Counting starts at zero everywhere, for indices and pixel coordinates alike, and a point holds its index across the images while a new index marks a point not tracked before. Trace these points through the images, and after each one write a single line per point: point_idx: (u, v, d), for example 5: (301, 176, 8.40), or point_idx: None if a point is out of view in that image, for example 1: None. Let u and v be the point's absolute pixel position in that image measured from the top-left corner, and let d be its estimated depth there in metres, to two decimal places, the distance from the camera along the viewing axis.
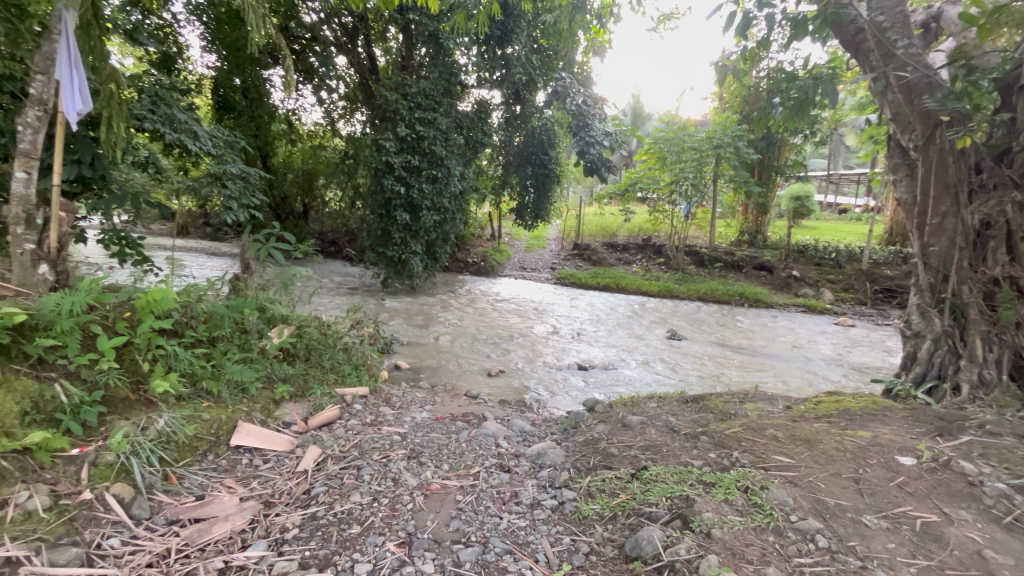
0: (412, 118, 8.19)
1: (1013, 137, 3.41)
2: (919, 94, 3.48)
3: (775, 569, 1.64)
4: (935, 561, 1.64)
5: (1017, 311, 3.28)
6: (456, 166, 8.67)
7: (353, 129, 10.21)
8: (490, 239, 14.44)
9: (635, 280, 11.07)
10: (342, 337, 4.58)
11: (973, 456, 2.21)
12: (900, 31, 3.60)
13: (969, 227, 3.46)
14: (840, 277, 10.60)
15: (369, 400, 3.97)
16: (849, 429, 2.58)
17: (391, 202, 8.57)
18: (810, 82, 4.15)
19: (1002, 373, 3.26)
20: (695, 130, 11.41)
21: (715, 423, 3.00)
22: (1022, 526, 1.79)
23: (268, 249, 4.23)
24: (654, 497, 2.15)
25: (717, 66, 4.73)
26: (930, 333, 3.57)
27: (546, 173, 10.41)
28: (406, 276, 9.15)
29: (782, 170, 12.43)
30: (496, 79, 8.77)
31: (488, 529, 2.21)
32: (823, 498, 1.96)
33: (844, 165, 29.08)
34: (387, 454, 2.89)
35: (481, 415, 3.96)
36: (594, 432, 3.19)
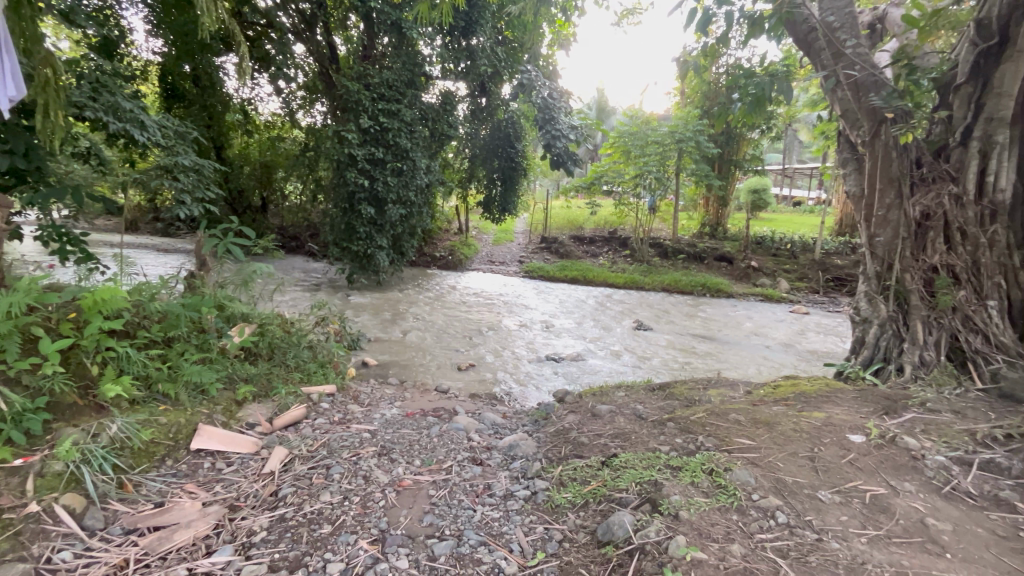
0: (375, 109, 8.02)
1: (950, 133, 3.65)
2: (865, 91, 3.73)
3: (738, 546, 1.71)
4: (882, 531, 1.75)
5: (954, 296, 3.44)
6: (421, 158, 8.50)
7: (313, 120, 9.88)
8: (457, 233, 14.34)
9: (602, 272, 11.24)
10: (307, 335, 4.46)
11: (915, 431, 2.37)
12: (849, 31, 3.80)
13: (911, 218, 3.67)
14: (795, 267, 11.09)
15: (336, 398, 3.89)
16: (805, 411, 2.72)
17: (355, 196, 8.37)
18: (766, 79, 4.25)
19: (940, 354, 3.40)
20: (658, 124, 11.67)
21: (681, 410, 3.10)
22: (958, 494, 1.94)
23: (226, 245, 4.05)
24: (624, 483, 2.20)
25: (679, 61, 4.84)
26: (876, 318, 3.77)
27: (513, 166, 10.41)
28: (371, 270, 8.99)
29: (740, 164, 12.86)
30: (461, 71, 8.64)
31: (462, 521, 2.21)
32: (783, 477, 2.06)
33: (797, 159, 30.31)
34: (357, 451, 2.84)
35: (452, 409, 3.95)
36: (564, 422, 3.24)
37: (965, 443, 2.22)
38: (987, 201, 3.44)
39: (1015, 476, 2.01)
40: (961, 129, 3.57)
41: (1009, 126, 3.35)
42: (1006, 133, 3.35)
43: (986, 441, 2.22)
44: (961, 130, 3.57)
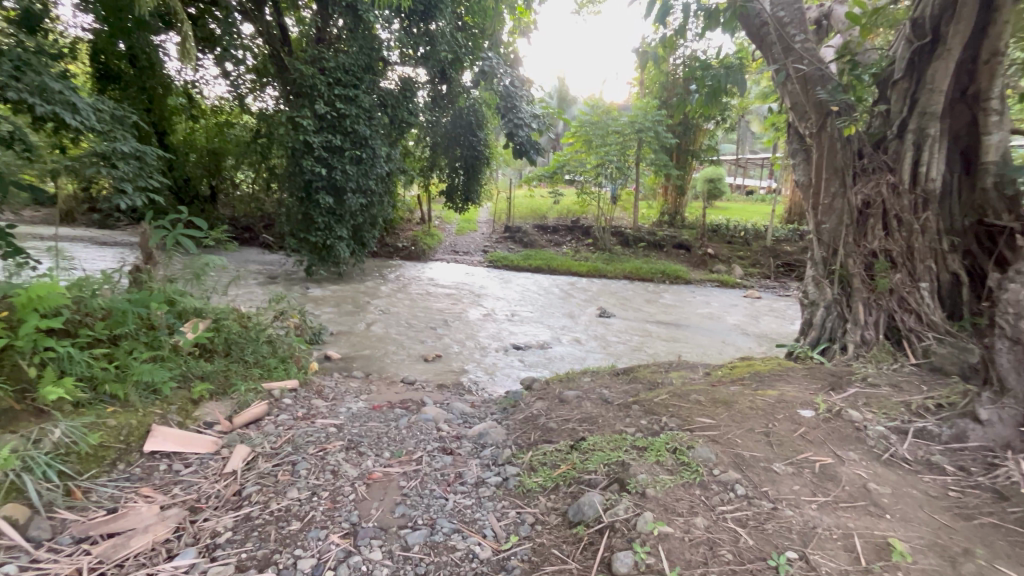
0: (331, 94, 7.77)
1: (888, 126, 3.90)
2: (813, 86, 3.93)
3: (701, 519, 1.80)
4: (831, 497, 1.88)
5: (890, 279, 3.69)
6: (381, 147, 8.27)
7: (264, 105, 9.31)
8: (420, 223, 14.12)
9: (566, 260, 11.38)
10: (266, 329, 4.30)
11: (858, 404, 2.54)
12: (798, 27, 3.98)
13: (853, 206, 3.89)
14: (748, 253, 11.59)
15: (299, 393, 3.79)
16: (759, 389, 2.87)
17: (312, 185, 8.10)
18: (722, 71, 4.40)
19: (879, 333, 3.64)
20: (618, 114, 11.85)
21: (644, 392, 3.22)
22: (896, 460, 2.11)
23: (174, 237, 3.83)
24: (592, 465, 2.27)
25: (638, 52, 4.92)
26: (823, 300, 3.98)
27: (475, 155, 10.32)
28: (331, 262, 8.78)
29: (697, 154, 13.23)
30: (420, 56, 8.40)
31: (434, 511, 2.22)
32: (741, 452, 2.17)
33: (750, 150, 31.57)
34: (324, 446, 2.79)
35: (420, 400, 3.93)
36: (533, 409, 3.29)
37: (901, 413, 2.40)
38: (920, 190, 3.69)
39: (946, 442, 2.18)
40: (897, 123, 3.81)
41: (939, 120, 3.60)
42: (937, 126, 3.60)
43: (920, 411, 2.40)
44: (898, 123, 3.82)
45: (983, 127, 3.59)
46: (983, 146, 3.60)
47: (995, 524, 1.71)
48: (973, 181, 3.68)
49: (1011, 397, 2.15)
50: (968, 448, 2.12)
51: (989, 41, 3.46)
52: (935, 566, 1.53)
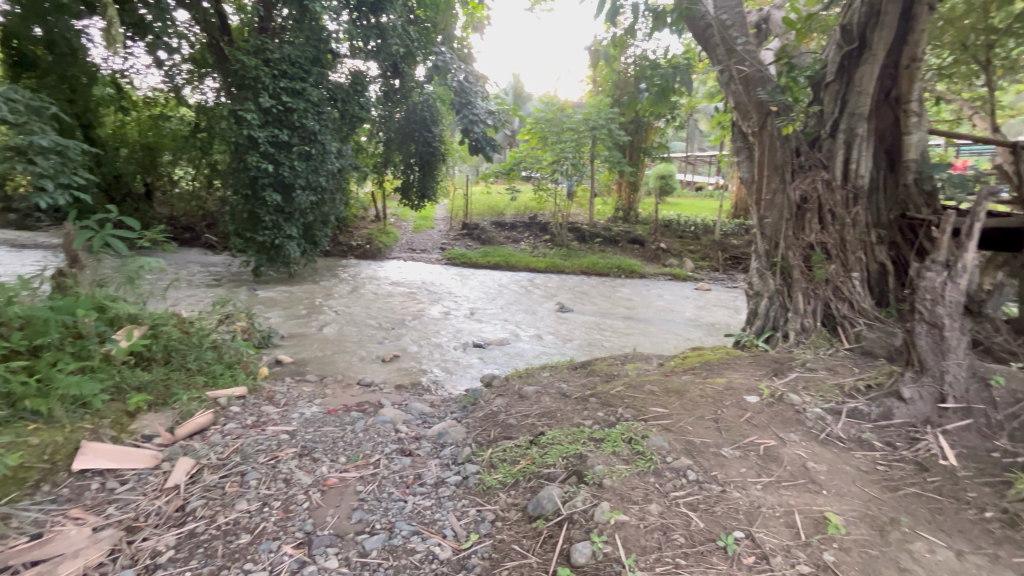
0: (276, 87, 7.41)
1: (822, 126, 4.13)
2: (754, 86, 4.12)
3: (655, 505, 1.86)
4: (774, 477, 1.97)
5: (826, 270, 3.91)
6: (332, 142, 8.01)
7: (203, 97, 8.96)
8: (375, 221, 13.78)
9: (524, 257, 11.45)
10: (210, 334, 4.09)
11: (798, 388, 2.68)
12: (739, 30, 4.17)
13: (792, 201, 4.08)
14: (698, 247, 12.04)
15: (248, 400, 3.62)
16: (709, 378, 2.99)
17: (258, 181, 7.72)
18: (670, 71, 4.54)
19: (817, 321, 3.85)
20: (572, 111, 12.03)
21: (601, 385, 3.28)
22: (832, 439, 2.24)
23: (103, 238, 3.55)
24: (551, 459, 2.29)
25: (591, 50, 5.02)
26: (766, 291, 4.18)
27: (430, 151, 10.18)
28: (281, 261, 8.45)
29: (649, 152, 13.61)
30: (371, 50, 8.14)
31: (393, 514, 2.18)
32: (692, 439, 2.26)
33: (699, 147, 32.81)
34: (275, 455, 2.69)
35: (377, 402, 3.84)
36: (492, 406, 3.29)
37: (837, 395, 2.55)
38: (851, 186, 3.99)
39: (875, 420, 2.33)
40: (830, 123, 4.06)
41: (866, 120, 3.91)
42: (864, 126, 3.91)
43: (852, 392, 2.55)
44: (831, 123, 4.07)
45: (905, 128, 3.94)
46: (905, 145, 3.96)
47: (918, 494, 1.86)
48: (896, 178, 4.04)
49: (930, 375, 2.32)
50: (895, 424, 2.27)
51: (908, 48, 3.78)
52: (866, 536, 1.65)
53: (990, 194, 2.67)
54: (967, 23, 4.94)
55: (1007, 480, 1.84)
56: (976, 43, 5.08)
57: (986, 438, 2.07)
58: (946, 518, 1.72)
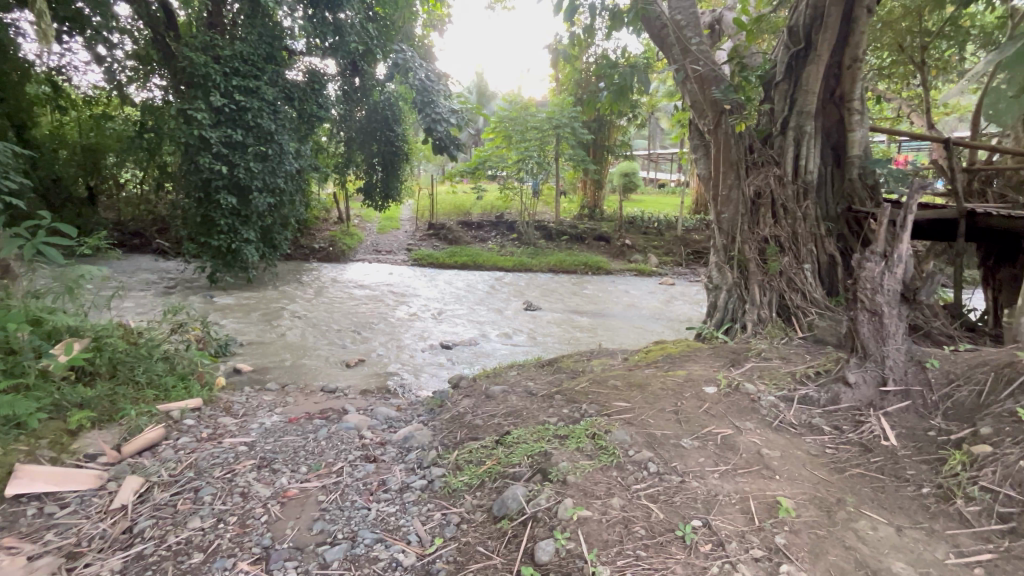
0: (228, 85, 7.11)
1: (773, 123, 4.29)
2: (708, 85, 4.26)
3: (617, 498, 1.88)
4: (730, 465, 2.04)
5: (780, 262, 4.04)
6: (289, 142, 7.75)
7: (150, 96, 8.48)
8: (338, 222, 13.47)
9: (491, 256, 11.43)
10: (160, 344, 3.91)
11: (753, 377, 2.78)
12: (693, 30, 4.30)
13: (747, 196, 4.21)
14: (662, 242, 12.30)
15: (203, 412, 3.48)
16: (670, 370, 3.07)
17: (211, 183, 7.41)
18: (627, 70, 4.63)
19: (772, 312, 3.96)
20: (536, 110, 12.08)
21: (566, 382, 3.31)
22: (784, 426, 2.33)
23: (35, 246, 3.31)
24: (517, 458, 2.29)
25: (551, 49, 5.06)
26: (725, 284, 4.29)
27: (393, 150, 9.99)
28: (238, 266, 8.12)
29: (612, 149, 13.81)
30: (328, 47, 7.94)
31: (356, 523, 2.13)
32: (653, 432, 2.30)
33: (662, 146, 33.53)
34: (232, 468, 2.59)
35: (341, 408, 3.75)
36: (459, 407, 3.26)
37: (788, 382, 2.65)
38: (801, 181, 4.16)
39: (824, 406, 2.43)
40: (781, 120, 4.23)
41: (813, 118, 4.09)
42: (811, 124, 4.09)
43: (803, 378, 2.66)
44: (781, 121, 4.24)
45: (849, 125, 4.13)
46: (849, 141, 4.15)
47: (862, 474, 1.95)
48: (842, 173, 4.23)
49: (871, 360, 2.44)
50: (841, 408, 2.38)
51: (849, 49, 3.97)
52: (815, 517, 1.71)
53: (920, 187, 2.82)
54: (904, 26, 5.20)
55: (942, 456, 1.95)
56: (913, 44, 5.37)
57: (923, 418, 2.18)
58: (888, 496, 1.82)
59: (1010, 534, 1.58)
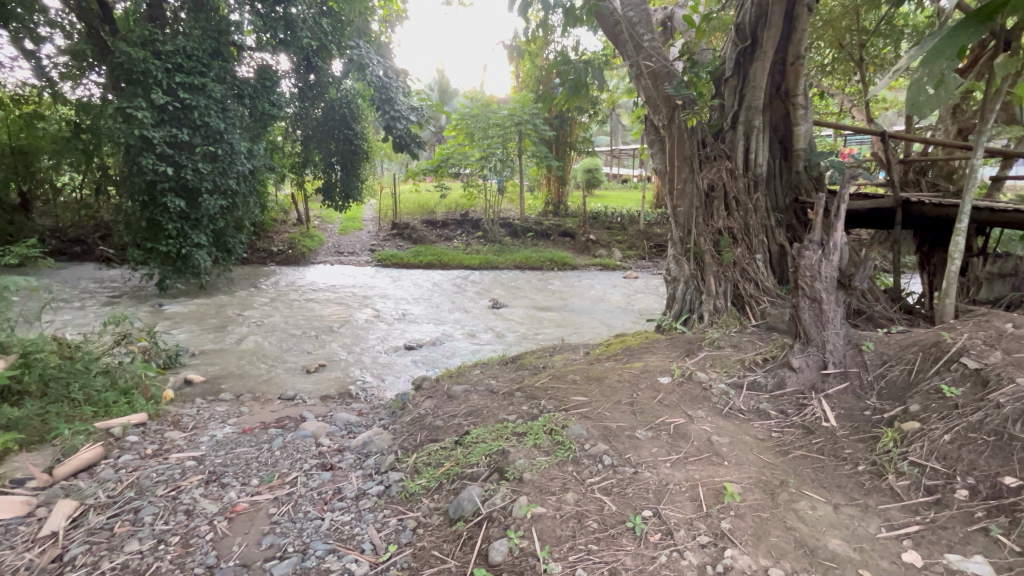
0: (171, 82, 6.74)
1: (724, 118, 4.41)
2: (661, 81, 4.35)
3: (572, 493, 1.89)
4: (681, 454, 2.08)
5: (733, 253, 4.14)
6: (240, 141, 7.41)
7: (87, 95, 7.99)
8: (297, 224, 13.07)
9: (456, 254, 11.34)
10: (100, 358, 3.68)
11: (706, 365, 2.84)
12: (645, 27, 4.40)
13: (700, 189, 4.31)
14: (625, 237, 12.51)
15: (149, 427, 3.31)
16: (628, 362, 3.11)
17: (157, 186, 7.05)
18: (581, 65, 4.68)
19: (727, 301, 4.06)
20: (497, 107, 12.05)
21: (528, 378, 3.31)
22: (734, 412, 2.39)
23: None
24: (475, 458, 2.27)
25: (507, 45, 5.06)
26: (682, 276, 4.37)
27: (353, 149, 9.74)
28: (190, 272, 7.76)
29: (575, 146, 13.91)
30: (279, 42, 7.68)
31: (307, 534, 2.06)
32: (609, 424, 2.32)
33: (624, 141, 34.03)
34: (177, 485, 2.47)
35: (299, 416, 3.63)
36: (420, 409, 3.20)
37: (738, 369, 2.73)
38: (751, 174, 4.28)
39: (771, 391, 2.51)
40: (731, 115, 4.34)
41: (761, 112, 4.20)
42: (760, 119, 4.21)
43: (751, 365, 2.74)
44: (731, 116, 4.35)
45: (794, 119, 4.28)
46: (795, 135, 4.30)
47: (804, 455, 2.03)
48: (789, 166, 4.39)
49: (813, 345, 2.54)
50: (786, 392, 2.47)
51: (792, 46, 4.11)
52: (759, 500, 1.77)
53: (852, 177, 2.95)
54: (844, 24, 5.41)
55: (876, 434, 2.05)
56: (852, 42, 5.58)
57: (860, 399, 2.29)
58: (827, 475, 1.89)
59: (935, 505, 1.67)
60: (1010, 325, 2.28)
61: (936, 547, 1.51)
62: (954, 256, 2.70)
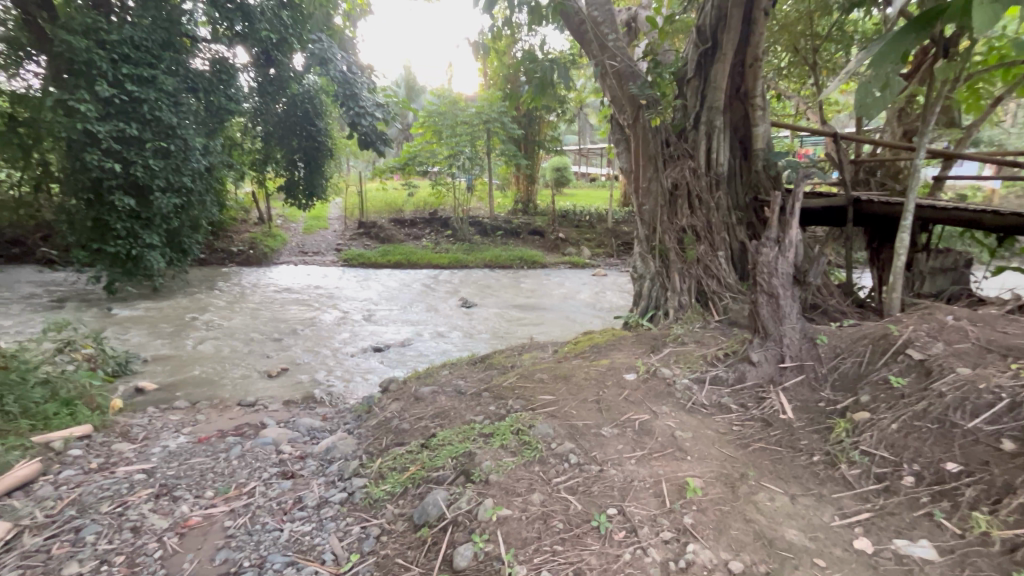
0: (118, 74, 6.36)
1: (686, 118, 4.49)
2: (625, 81, 4.41)
3: (538, 494, 1.87)
4: (645, 450, 2.10)
5: (697, 250, 4.23)
6: (195, 136, 7.06)
7: (25, 86, 7.47)
8: (257, 223, 12.62)
9: (425, 253, 11.21)
10: (40, 367, 3.44)
11: (670, 361, 2.89)
12: (609, 27, 4.45)
13: (664, 188, 4.40)
14: (594, 235, 12.65)
15: (94, 440, 3.12)
16: (595, 360, 3.14)
17: (103, 183, 6.66)
18: (546, 64, 4.68)
19: (691, 297, 4.15)
20: (465, 104, 11.95)
21: (496, 378, 3.28)
22: (696, 407, 2.44)
23: None
24: (441, 461, 2.23)
25: (472, 42, 5.02)
26: (648, 273, 4.46)
27: (316, 146, 9.49)
28: (141, 274, 7.38)
29: (543, 144, 13.95)
30: (236, 34, 7.38)
31: (265, 547, 1.97)
32: (575, 423, 2.32)
33: (591, 140, 34.44)
34: (124, 500, 2.33)
35: (259, 422, 3.49)
36: (385, 412, 3.12)
37: (701, 364, 2.78)
38: (713, 173, 4.37)
39: (732, 384, 2.57)
40: (693, 115, 4.42)
41: (722, 113, 4.29)
42: (720, 119, 4.29)
43: (713, 360, 2.79)
44: (693, 116, 4.43)
45: (752, 120, 4.39)
46: (754, 135, 4.41)
47: (763, 448, 2.08)
48: (749, 165, 4.50)
49: (772, 340, 2.60)
50: (746, 386, 2.53)
51: (751, 49, 4.21)
52: (720, 494, 1.80)
53: (805, 176, 3.05)
54: (798, 29, 5.59)
55: (829, 425, 2.12)
56: (806, 46, 5.78)
57: (815, 390, 2.37)
58: (784, 466, 1.95)
59: (884, 492, 1.74)
60: (951, 317, 2.41)
61: (885, 532, 1.58)
62: (899, 252, 2.84)
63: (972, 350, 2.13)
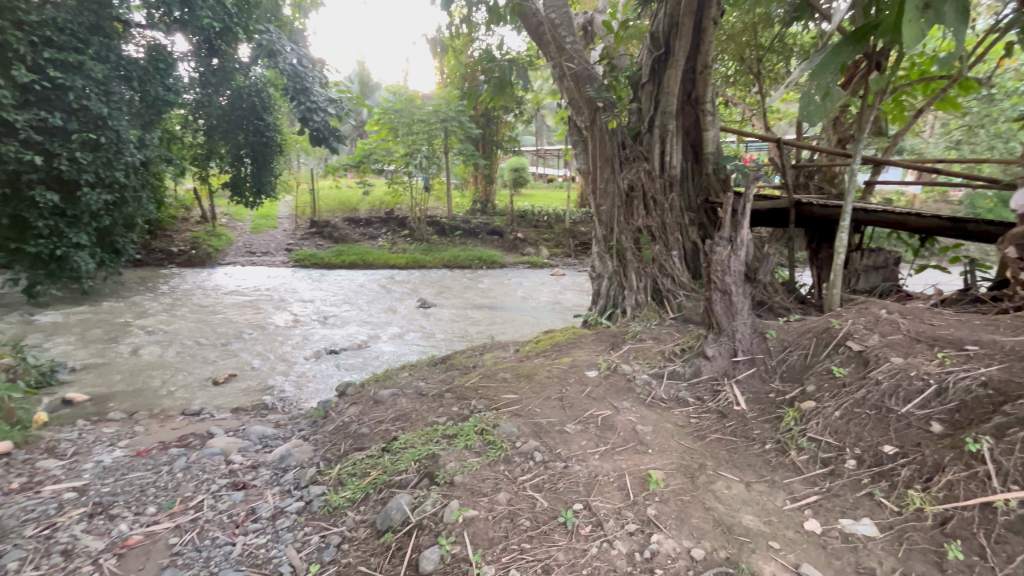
0: (38, 58, 5.79)
1: (641, 121, 4.61)
2: (583, 82, 4.48)
3: (505, 493, 1.87)
4: (608, 445, 2.14)
5: (652, 249, 4.34)
6: (128, 128, 6.58)
7: None
8: (200, 221, 11.92)
9: (381, 253, 10.96)
10: None
11: (630, 358, 2.95)
12: (567, 29, 4.52)
13: (621, 188, 4.47)
14: (552, 235, 12.77)
15: (15, 459, 2.84)
16: (557, 358, 3.17)
17: (21, 177, 6.07)
18: (505, 64, 4.67)
19: (647, 296, 4.25)
20: (422, 102, 11.76)
21: (458, 378, 3.25)
22: (656, 402, 2.51)
23: None
24: (404, 464, 2.18)
25: (430, 39, 4.93)
26: (606, 273, 4.53)
27: (264, 141, 9.02)
28: (68, 276, 6.83)
29: (501, 144, 13.94)
30: (176, 21, 6.92)
31: (215, 563, 1.87)
32: (539, 421, 2.33)
33: (548, 142, 34.86)
34: (52, 522, 2.13)
35: (206, 432, 3.30)
36: (343, 417, 3.02)
37: (659, 360, 2.86)
38: (667, 175, 4.51)
39: (689, 378, 2.66)
40: (648, 118, 4.54)
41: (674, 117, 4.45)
42: (673, 123, 4.46)
43: (671, 355, 2.88)
44: (648, 119, 4.55)
45: (703, 125, 4.56)
46: (704, 139, 4.59)
47: (719, 438, 2.17)
48: (700, 168, 4.67)
49: (725, 335, 2.70)
50: (702, 379, 2.63)
51: (701, 56, 4.38)
52: (680, 484, 1.86)
53: (753, 179, 3.19)
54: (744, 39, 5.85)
55: (779, 414, 2.24)
56: (751, 56, 6.07)
57: (766, 382, 2.49)
58: (739, 455, 2.04)
59: (830, 475, 1.85)
60: (884, 310, 2.60)
61: (832, 513, 1.68)
62: (838, 251, 3.03)
63: (903, 341, 2.30)
